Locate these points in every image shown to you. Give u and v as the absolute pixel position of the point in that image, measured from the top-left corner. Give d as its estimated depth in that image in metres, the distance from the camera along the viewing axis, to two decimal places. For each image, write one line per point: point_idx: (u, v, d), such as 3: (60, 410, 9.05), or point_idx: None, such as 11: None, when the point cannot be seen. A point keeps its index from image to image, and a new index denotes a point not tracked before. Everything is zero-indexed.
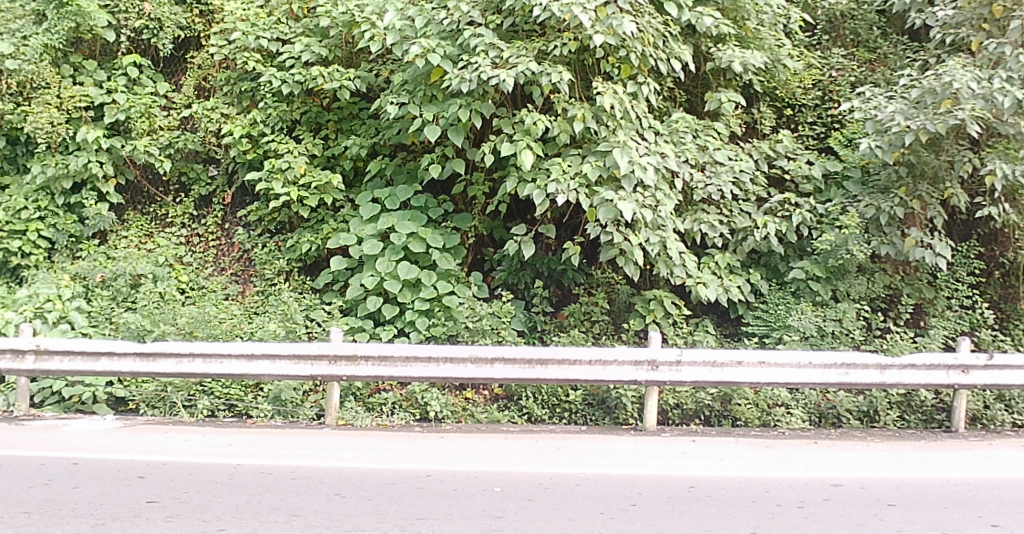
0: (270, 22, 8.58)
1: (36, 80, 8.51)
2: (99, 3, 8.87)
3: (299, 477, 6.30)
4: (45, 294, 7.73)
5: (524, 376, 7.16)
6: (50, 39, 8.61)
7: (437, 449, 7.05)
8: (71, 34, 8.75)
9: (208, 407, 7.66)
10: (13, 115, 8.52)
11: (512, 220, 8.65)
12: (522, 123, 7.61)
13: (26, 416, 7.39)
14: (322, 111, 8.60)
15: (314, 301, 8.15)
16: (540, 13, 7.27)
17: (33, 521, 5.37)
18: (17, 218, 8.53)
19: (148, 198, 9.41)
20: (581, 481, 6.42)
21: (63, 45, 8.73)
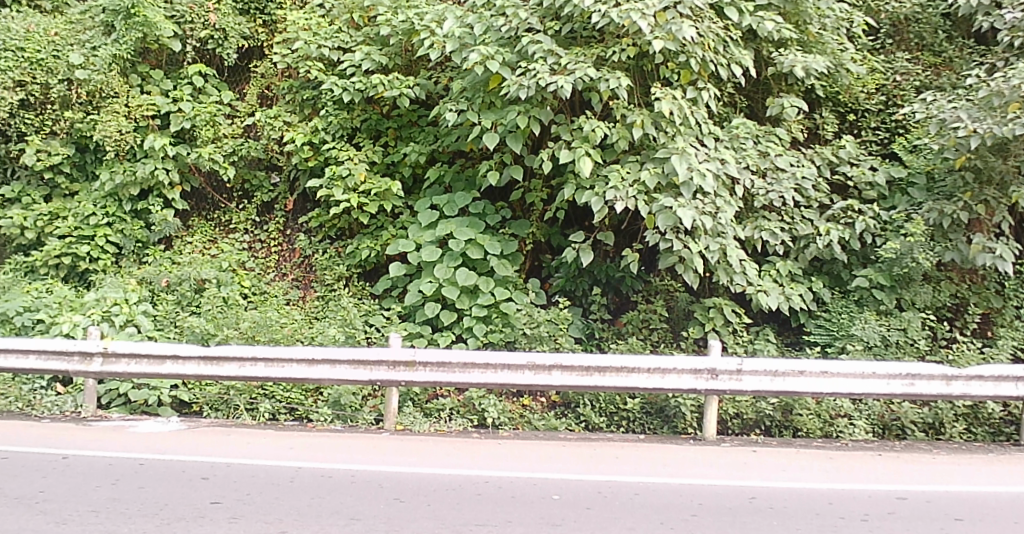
0: (331, 30, 8.62)
1: (105, 89, 8.76)
2: (166, 14, 9.08)
3: (359, 481, 6.35)
4: (113, 298, 7.89)
5: (581, 383, 7.14)
6: (119, 50, 8.83)
7: (496, 456, 7.04)
8: (139, 45, 9.00)
9: (270, 410, 7.75)
10: (83, 123, 8.77)
11: (569, 227, 8.58)
12: (581, 130, 7.60)
13: (93, 417, 7.56)
14: (382, 118, 8.64)
15: (373, 306, 8.20)
16: (599, 19, 7.33)
17: (101, 520, 5.49)
18: (86, 224, 8.73)
19: (211, 204, 9.55)
20: (640, 489, 6.35)
21: (131, 56, 8.96)
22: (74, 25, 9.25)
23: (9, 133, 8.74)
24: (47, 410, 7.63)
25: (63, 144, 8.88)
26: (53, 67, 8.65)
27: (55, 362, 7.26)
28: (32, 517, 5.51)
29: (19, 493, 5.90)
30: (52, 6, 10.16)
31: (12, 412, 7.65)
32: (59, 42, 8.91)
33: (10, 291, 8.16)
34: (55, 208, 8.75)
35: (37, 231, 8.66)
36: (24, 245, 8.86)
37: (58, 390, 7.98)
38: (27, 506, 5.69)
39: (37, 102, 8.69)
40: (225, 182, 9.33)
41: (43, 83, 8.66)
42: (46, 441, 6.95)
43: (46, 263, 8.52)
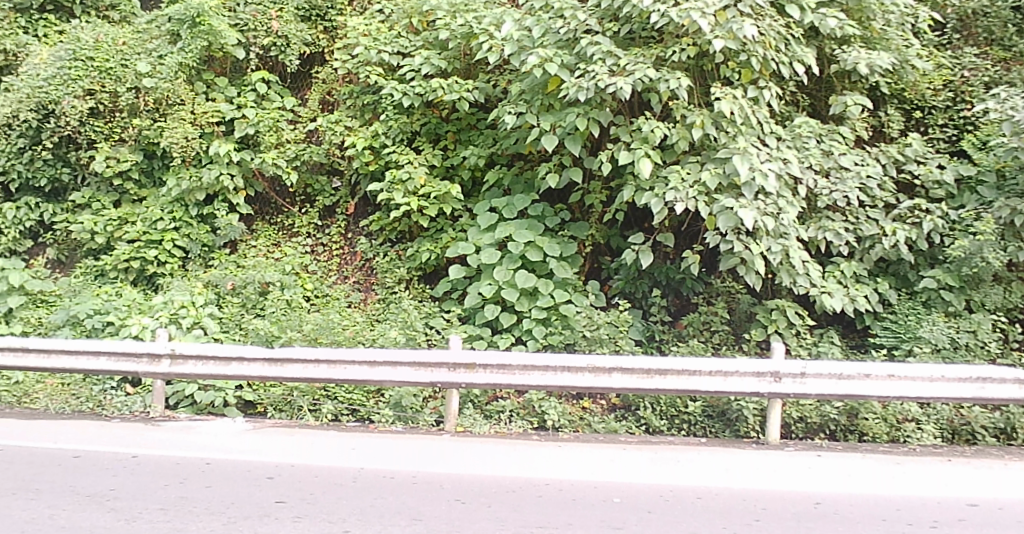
0: (391, 36, 8.72)
1: (172, 97, 8.99)
2: (230, 23, 9.31)
3: (422, 483, 6.40)
4: (180, 300, 8.06)
5: (642, 386, 7.10)
6: (185, 58, 9.07)
7: (556, 458, 7.05)
8: (203, 53, 9.20)
9: (333, 411, 7.85)
10: (150, 130, 8.99)
11: (629, 228, 8.52)
12: (640, 131, 7.59)
13: (162, 418, 7.72)
14: (441, 122, 8.72)
15: (433, 309, 8.25)
16: (658, 18, 7.32)
17: (170, 517, 5.63)
18: (154, 228, 8.95)
19: (275, 209, 9.69)
20: (703, 494, 6.29)
21: (196, 64, 9.18)
22: (140, 35, 9.48)
23: (81, 141, 9.02)
24: (117, 410, 7.83)
25: (131, 151, 9.13)
26: (121, 75, 8.91)
27: (125, 363, 7.42)
28: (103, 514, 5.68)
29: (91, 491, 6.08)
30: (119, 16, 10.63)
31: (83, 412, 7.86)
32: (128, 51, 9.18)
33: (82, 294, 8.43)
34: (124, 213, 9.06)
35: (107, 236, 8.95)
36: (94, 250, 9.15)
37: (128, 391, 8.16)
38: (99, 503, 5.86)
39: (106, 110, 8.91)
40: (288, 187, 9.47)
41: (112, 92, 8.89)
42: (118, 441, 7.14)
43: (116, 267, 8.78)
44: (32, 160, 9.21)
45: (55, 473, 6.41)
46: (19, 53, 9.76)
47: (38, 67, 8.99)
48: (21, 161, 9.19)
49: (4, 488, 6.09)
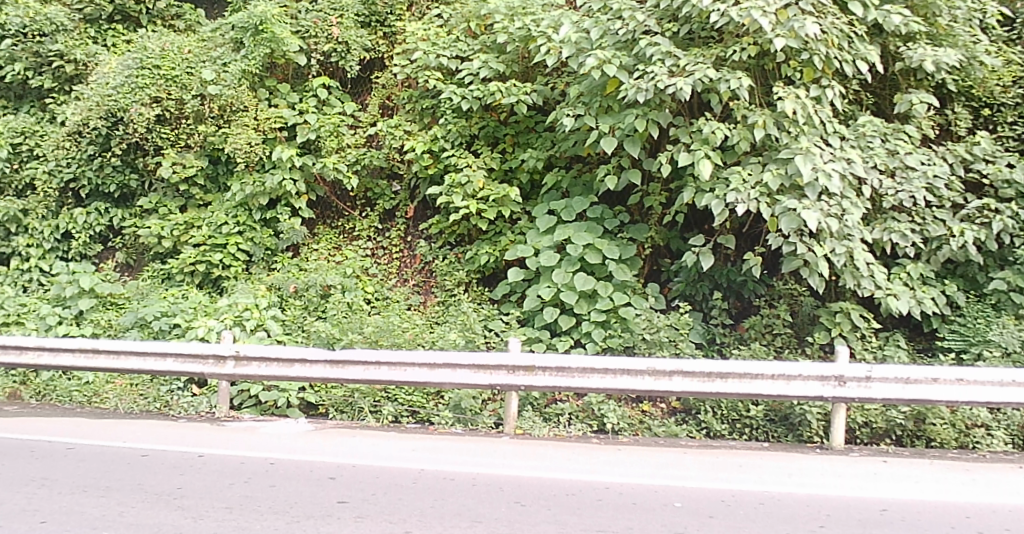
0: (449, 40, 8.79)
1: (236, 104, 9.15)
2: (292, 30, 9.50)
3: (484, 484, 6.43)
4: (244, 303, 8.22)
5: (702, 389, 7.04)
6: (248, 65, 9.30)
7: (617, 462, 7.02)
8: (266, 60, 9.39)
9: (393, 413, 7.93)
10: (216, 136, 9.16)
11: (689, 230, 8.49)
12: (700, 132, 7.60)
13: (226, 418, 7.84)
14: (500, 125, 8.75)
15: (492, 311, 8.29)
16: (718, 18, 7.32)
17: (235, 516, 5.73)
18: (219, 232, 9.17)
19: (336, 213, 9.82)
20: (765, 499, 6.20)
21: (259, 70, 9.37)
22: (205, 43, 9.74)
23: (148, 147, 9.27)
24: (183, 410, 7.98)
25: (196, 157, 9.34)
26: (187, 83, 9.04)
27: (190, 364, 7.60)
28: (171, 512, 5.80)
29: (159, 489, 6.22)
30: (184, 25, 10.99)
31: (151, 412, 8.02)
32: (193, 59, 9.33)
33: (150, 297, 8.65)
34: (190, 218, 9.31)
35: (174, 240, 9.21)
36: (161, 253, 9.41)
37: (194, 391, 8.33)
38: (167, 502, 5.99)
39: (172, 117, 9.11)
40: (348, 191, 9.58)
41: (178, 99, 9.04)
42: (185, 440, 7.29)
43: (182, 270, 9.01)
44: (102, 167, 9.63)
45: (125, 472, 6.57)
46: (89, 63, 10.19)
47: (105, 75, 9.22)
48: (91, 167, 9.63)
49: (77, 485, 6.26)
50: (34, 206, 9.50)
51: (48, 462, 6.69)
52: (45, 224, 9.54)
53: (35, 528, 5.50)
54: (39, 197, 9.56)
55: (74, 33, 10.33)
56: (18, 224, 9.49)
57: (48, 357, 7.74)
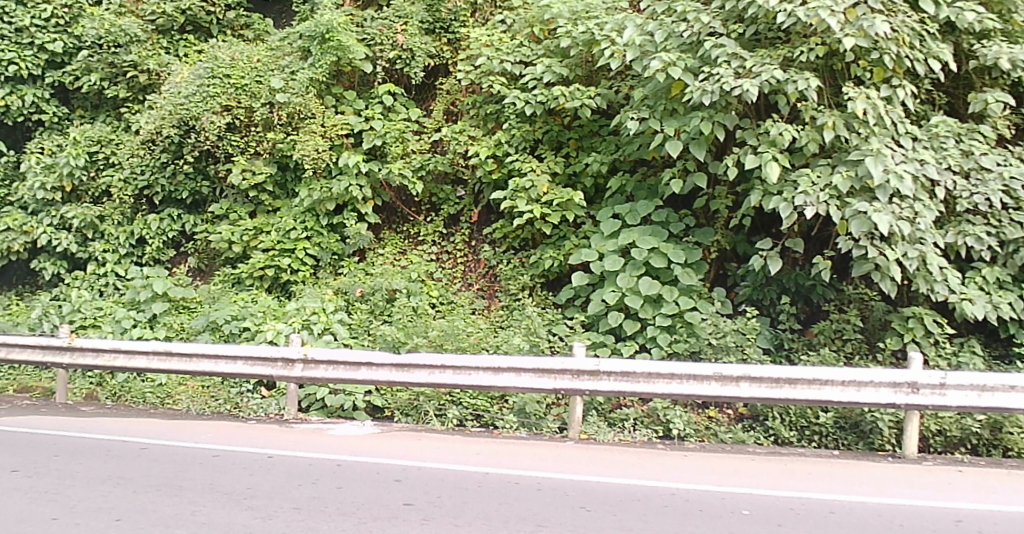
0: (513, 45, 8.83)
1: (303, 111, 9.32)
2: (358, 38, 9.69)
3: (548, 489, 6.42)
4: (311, 307, 8.37)
5: (770, 395, 6.95)
6: (315, 73, 9.43)
7: (683, 468, 6.96)
8: (332, 68, 9.58)
9: (457, 417, 7.94)
10: (284, 143, 9.35)
11: (755, 234, 8.46)
12: (767, 134, 7.56)
13: (295, 420, 7.96)
14: (563, 129, 8.77)
15: (556, 315, 8.30)
16: (785, 19, 7.23)
17: (303, 517, 5.80)
18: (287, 237, 9.35)
19: (401, 218, 9.96)
20: (835, 508, 6.07)
21: (326, 78, 9.56)
22: (274, 52, 9.94)
23: (219, 154, 9.52)
24: (253, 412, 8.13)
25: (265, 164, 9.53)
26: (256, 92, 9.30)
27: (259, 367, 7.72)
28: (241, 512, 5.89)
29: (230, 489, 6.33)
30: (254, 35, 11.27)
31: (222, 413, 8.20)
32: (261, 68, 9.56)
33: (220, 301, 8.85)
34: (260, 223, 9.53)
35: (243, 245, 9.44)
36: (232, 258, 9.68)
37: (263, 394, 8.49)
38: (237, 501, 6.09)
39: (242, 125, 9.33)
40: (415, 197, 9.70)
41: (247, 107, 9.29)
42: (256, 441, 7.43)
43: (251, 275, 9.23)
44: (175, 174, 9.90)
45: (198, 471, 6.70)
46: (162, 73, 10.46)
47: (178, 85, 9.45)
48: (164, 175, 9.90)
49: (150, 484, 6.41)
50: (110, 212, 9.95)
51: (124, 461, 6.87)
52: (120, 230, 9.97)
53: (111, 525, 5.62)
54: (115, 204, 9.99)
55: (147, 44, 10.64)
56: (94, 230, 9.94)
57: (123, 360, 7.93)
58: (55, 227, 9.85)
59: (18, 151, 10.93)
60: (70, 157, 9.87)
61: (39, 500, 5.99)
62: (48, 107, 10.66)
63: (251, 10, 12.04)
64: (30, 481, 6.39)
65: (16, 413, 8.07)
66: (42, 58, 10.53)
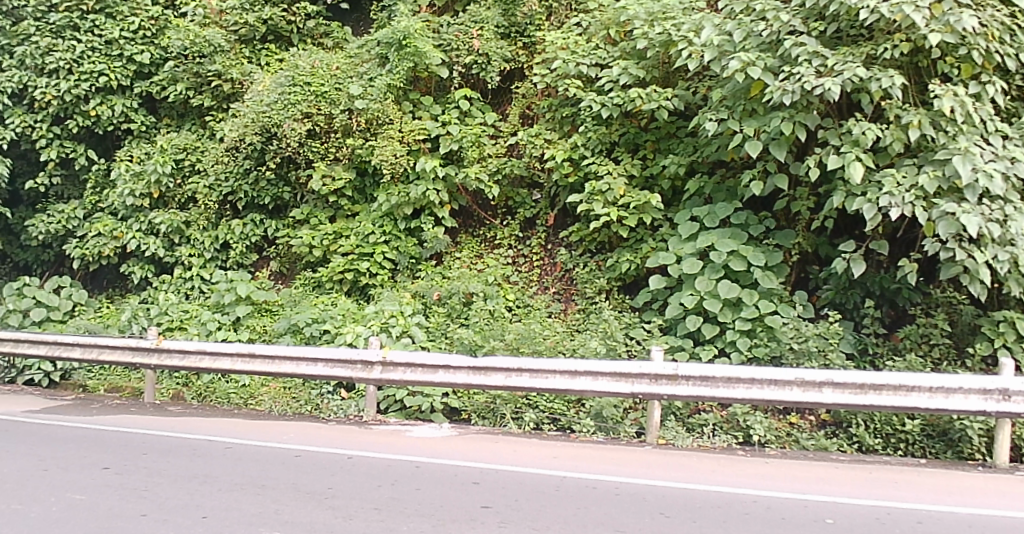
0: (589, 48, 8.86)
1: (381, 117, 9.47)
2: (434, 43, 9.85)
3: (626, 494, 6.29)
4: (390, 310, 8.50)
5: (854, 402, 6.75)
6: (393, 80, 9.64)
7: (762, 475, 6.82)
8: (410, 73, 9.75)
9: (534, 420, 7.98)
10: (362, 148, 9.52)
11: (838, 236, 8.37)
12: (851, 133, 7.38)
13: (374, 422, 8.08)
14: (640, 132, 8.74)
15: (633, 319, 8.26)
16: (867, 15, 7.05)
17: (383, 517, 5.75)
18: (366, 242, 9.55)
19: (478, 221, 10.11)
20: (924, 518, 5.84)
21: (403, 84, 9.74)
22: (352, 59, 10.11)
23: (300, 160, 9.75)
24: (333, 413, 8.25)
25: (345, 169, 9.70)
26: (336, 98, 9.46)
27: (339, 369, 7.82)
28: (322, 512, 5.86)
29: (311, 489, 6.34)
30: (332, 42, 11.43)
31: (303, 414, 8.36)
32: (340, 76, 9.74)
33: (301, 304, 9.12)
34: (339, 228, 9.75)
35: (323, 249, 9.68)
36: (312, 262, 9.92)
37: (343, 395, 8.60)
38: (318, 500, 6.09)
39: (322, 131, 9.51)
40: (491, 200, 9.82)
41: (327, 114, 9.45)
42: (336, 442, 7.53)
43: (331, 278, 9.49)
44: (257, 181, 10.18)
45: (282, 470, 6.78)
46: (245, 81, 10.79)
47: (260, 93, 9.74)
48: (247, 182, 10.18)
49: (235, 483, 6.47)
50: (196, 218, 10.32)
51: (210, 460, 7.00)
52: (205, 235, 10.32)
53: (197, 522, 5.63)
54: (200, 210, 10.35)
55: (230, 53, 10.98)
56: (181, 234, 10.36)
57: (209, 361, 8.15)
58: (144, 233, 10.36)
59: (109, 159, 11.40)
60: (159, 165, 10.29)
61: (129, 497, 6.06)
62: (136, 117, 11.04)
63: (330, 18, 12.30)
64: (120, 477, 6.52)
65: (109, 411, 8.37)
66: (131, 69, 10.94)
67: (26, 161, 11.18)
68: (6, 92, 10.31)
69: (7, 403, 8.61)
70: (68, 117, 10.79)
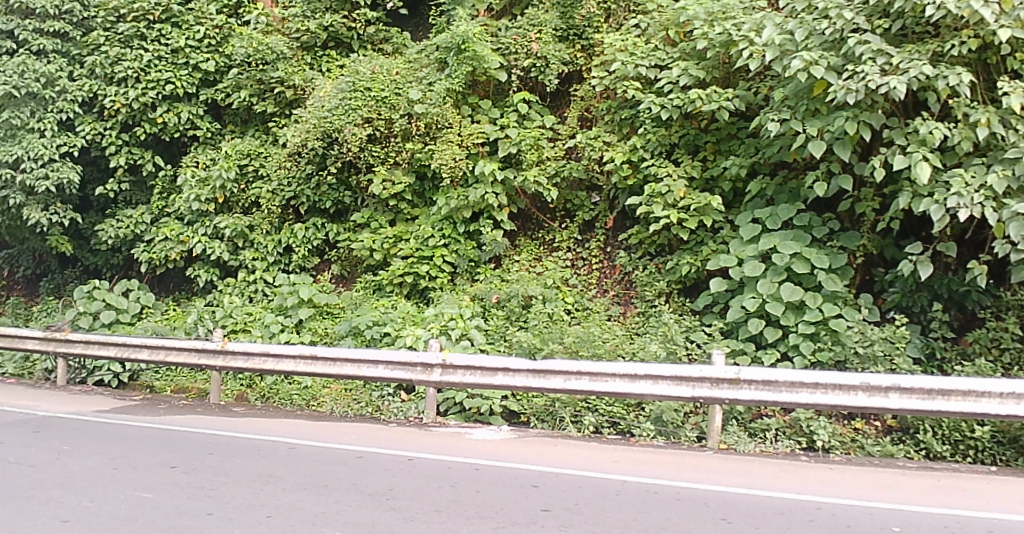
0: (648, 49, 8.82)
1: (441, 121, 9.61)
2: (493, 47, 9.92)
3: (687, 499, 6.21)
4: (449, 313, 8.61)
5: (922, 407, 6.56)
6: (452, 84, 9.74)
7: (825, 481, 6.68)
8: (468, 77, 9.85)
9: (594, 423, 7.98)
10: (422, 152, 9.68)
11: (904, 238, 8.22)
12: (917, 133, 7.21)
13: (434, 424, 8.14)
14: (700, 133, 8.68)
15: (694, 323, 8.19)
16: (933, 12, 6.83)
17: (444, 519, 5.77)
18: (425, 245, 9.69)
19: (536, 225, 10.16)
20: (997, 528, 5.65)
21: (462, 88, 9.83)
22: (412, 64, 10.23)
23: (360, 165, 9.92)
24: (394, 415, 8.34)
25: (404, 174, 9.91)
26: (395, 103, 9.60)
27: (400, 372, 7.88)
28: (384, 513, 5.90)
29: (373, 490, 6.39)
30: (392, 48, 11.57)
31: (364, 415, 8.46)
32: (400, 80, 9.86)
33: (362, 307, 9.27)
34: (399, 231, 9.93)
35: (384, 252, 9.85)
36: (373, 266, 10.11)
37: (402, 398, 8.67)
38: (380, 501, 6.13)
39: (382, 136, 9.64)
40: (550, 203, 9.87)
41: (387, 119, 9.61)
42: (397, 443, 7.59)
43: (391, 281, 9.63)
44: (319, 185, 10.41)
45: (345, 471, 6.87)
46: (307, 88, 11.06)
47: (322, 99, 9.92)
48: (309, 187, 10.46)
49: (299, 483, 6.54)
50: (260, 222, 10.56)
51: (276, 460, 7.12)
52: (269, 239, 10.55)
53: (262, 522, 5.71)
54: (264, 214, 10.60)
55: (292, 60, 11.23)
56: (244, 239, 10.57)
57: (273, 363, 8.30)
58: (209, 237, 10.56)
59: (175, 165, 11.77)
60: (223, 170, 10.51)
61: (196, 496, 6.18)
62: (202, 123, 11.35)
63: (390, 24, 12.47)
64: (188, 477, 6.66)
65: (176, 412, 8.58)
66: (196, 77, 11.23)
67: (96, 167, 11.49)
68: (76, 101, 10.58)
69: (79, 403, 8.88)
70: (136, 124, 11.11)
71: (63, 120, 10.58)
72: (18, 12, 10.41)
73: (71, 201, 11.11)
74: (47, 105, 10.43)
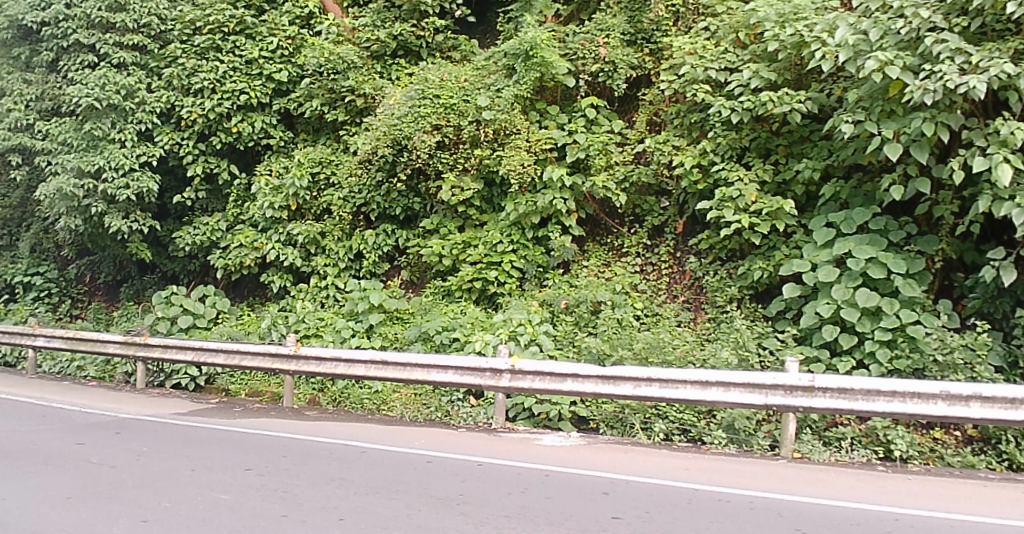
0: (718, 52, 8.73)
1: (508, 127, 9.64)
2: (561, 53, 9.97)
3: (759, 508, 6.09)
4: (517, 319, 8.66)
5: (1005, 417, 6.32)
6: (520, 90, 9.76)
7: (903, 492, 6.48)
8: (536, 83, 9.89)
9: (664, 430, 7.89)
10: (490, 158, 9.75)
11: (985, 242, 7.97)
12: (998, 133, 6.98)
13: (504, 429, 8.19)
14: (772, 136, 8.60)
15: (766, 329, 8.08)
16: (1015, 8, 6.63)
17: (515, 525, 5.77)
18: (494, 250, 9.80)
19: (604, 229, 10.16)
20: None
21: (530, 94, 9.88)
22: (480, 71, 10.28)
23: (430, 171, 10.12)
24: (463, 420, 8.41)
25: (473, 180, 9.96)
26: (464, 110, 9.69)
27: (469, 377, 7.94)
28: (454, 517, 5.93)
29: (443, 494, 6.42)
30: (460, 55, 11.71)
31: (435, 420, 8.55)
32: (468, 87, 9.97)
33: (432, 312, 9.41)
34: (468, 237, 10.07)
35: (453, 258, 10.01)
36: (441, 271, 10.30)
37: (472, 403, 8.75)
38: (451, 506, 6.16)
39: (451, 142, 9.81)
40: (619, 208, 9.86)
41: (456, 125, 9.72)
42: (466, 448, 7.63)
43: (460, 287, 9.77)
44: (389, 192, 10.62)
45: (418, 475, 6.93)
46: (376, 96, 11.24)
47: (392, 107, 10.07)
48: (379, 194, 10.67)
49: (370, 487, 6.61)
50: (331, 229, 10.79)
51: (351, 463, 7.24)
52: (340, 245, 10.79)
53: (335, 525, 5.79)
54: (335, 221, 10.84)
55: (363, 69, 11.45)
56: (317, 245, 10.80)
57: (344, 368, 8.45)
58: (282, 243, 10.81)
59: (249, 173, 12.08)
60: (296, 179, 10.76)
61: (271, 498, 6.30)
62: (275, 132, 11.67)
63: (458, 32, 12.63)
64: (264, 479, 6.79)
65: (252, 414, 8.79)
66: (270, 87, 11.52)
67: (173, 176, 11.90)
68: (155, 112, 10.96)
69: (160, 405, 9.18)
70: (211, 135, 11.48)
71: (142, 130, 10.96)
72: (101, 27, 10.86)
73: (150, 209, 11.47)
74: (128, 116, 10.83)
